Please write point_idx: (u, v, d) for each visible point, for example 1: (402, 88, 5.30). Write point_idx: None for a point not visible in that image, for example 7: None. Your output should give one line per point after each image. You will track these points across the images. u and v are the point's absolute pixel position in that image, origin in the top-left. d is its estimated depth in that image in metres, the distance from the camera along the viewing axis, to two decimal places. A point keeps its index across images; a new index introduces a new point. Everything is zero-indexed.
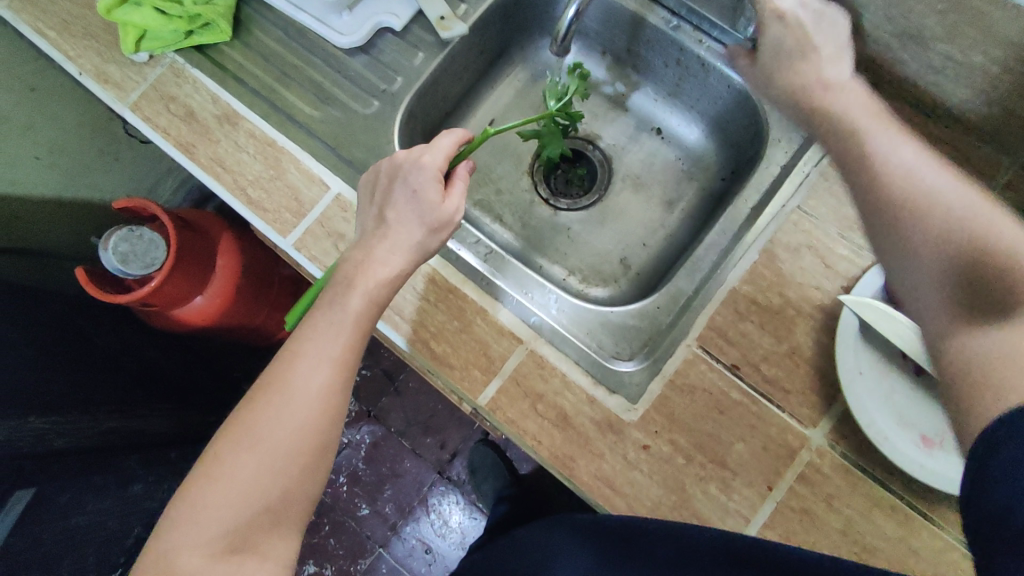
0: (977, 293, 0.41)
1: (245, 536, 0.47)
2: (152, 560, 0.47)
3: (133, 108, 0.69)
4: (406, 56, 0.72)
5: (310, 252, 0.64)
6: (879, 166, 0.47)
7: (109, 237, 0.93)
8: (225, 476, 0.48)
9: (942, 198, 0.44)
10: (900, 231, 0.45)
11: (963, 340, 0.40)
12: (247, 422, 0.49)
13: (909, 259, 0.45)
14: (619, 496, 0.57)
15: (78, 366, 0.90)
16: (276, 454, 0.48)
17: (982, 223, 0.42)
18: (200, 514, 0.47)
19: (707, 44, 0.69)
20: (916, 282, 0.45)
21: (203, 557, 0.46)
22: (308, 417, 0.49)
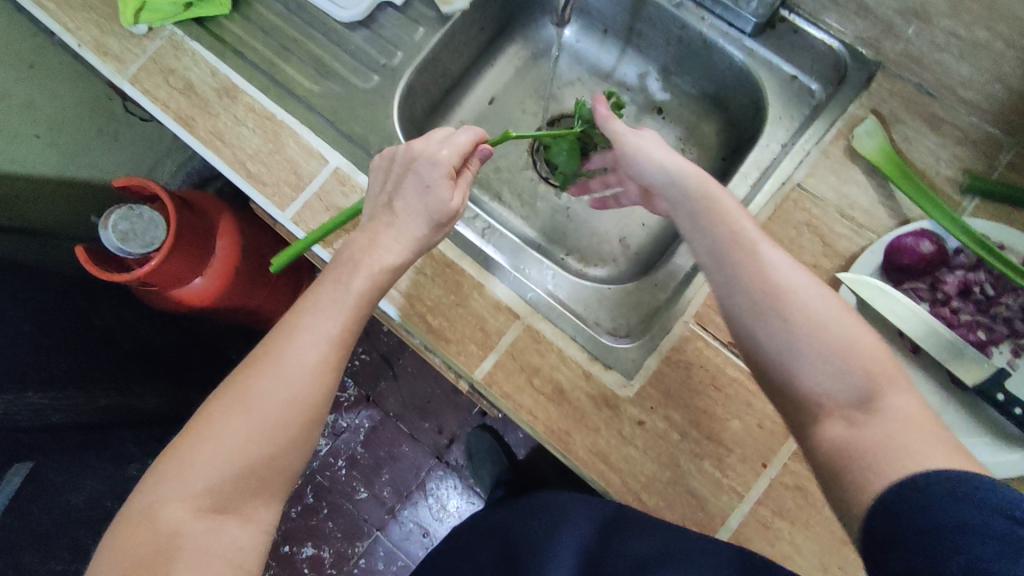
0: (842, 388, 0.44)
1: (229, 498, 0.47)
2: (133, 512, 0.46)
3: (132, 80, 0.69)
4: (406, 31, 0.72)
5: (308, 226, 0.64)
6: (741, 257, 0.48)
7: (109, 216, 0.92)
8: (213, 437, 0.48)
9: (791, 290, 0.46)
10: (761, 328, 0.46)
11: (837, 433, 0.43)
12: (241, 386, 0.49)
13: (773, 355, 0.46)
14: (613, 471, 0.57)
15: (76, 344, 0.90)
16: (267, 420, 0.48)
17: (831, 323, 0.45)
18: (186, 471, 0.47)
19: (710, 22, 0.68)
20: (781, 381, 0.46)
21: (186, 513, 0.46)
22: (301, 389, 0.50)
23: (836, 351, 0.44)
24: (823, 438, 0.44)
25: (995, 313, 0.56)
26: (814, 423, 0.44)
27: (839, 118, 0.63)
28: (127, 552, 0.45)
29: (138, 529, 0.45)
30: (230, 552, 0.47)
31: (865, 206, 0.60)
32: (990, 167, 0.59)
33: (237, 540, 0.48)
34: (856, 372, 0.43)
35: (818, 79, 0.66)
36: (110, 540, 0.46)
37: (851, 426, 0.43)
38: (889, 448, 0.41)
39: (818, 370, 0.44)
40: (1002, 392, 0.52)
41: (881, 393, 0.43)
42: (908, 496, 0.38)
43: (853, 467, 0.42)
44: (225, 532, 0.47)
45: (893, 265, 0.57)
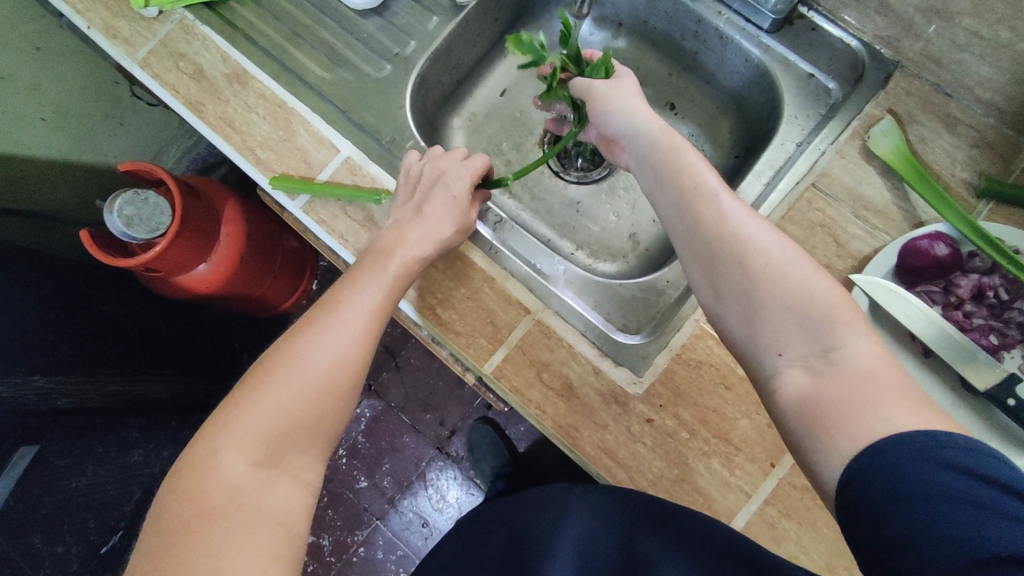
0: (799, 335, 0.43)
1: (280, 452, 0.46)
2: (183, 470, 0.44)
3: (142, 64, 0.68)
4: (420, 19, 0.71)
5: (317, 215, 0.63)
6: (701, 205, 0.49)
7: (114, 200, 0.91)
8: (267, 391, 0.47)
9: (748, 237, 0.46)
10: (721, 280, 0.47)
11: (799, 384, 0.42)
12: (292, 344, 0.50)
13: (735, 310, 0.47)
14: (620, 468, 0.57)
15: (79, 330, 0.90)
16: (318, 376, 0.49)
17: (789, 270, 0.45)
18: (240, 424, 0.46)
19: (727, 17, 0.68)
20: (746, 336, 0.46)
21: (241, 466, 0.45)
22: (350, 347, 0.51)
23: (793, 298, 0.44)
24: (784, 390, 0.43)
25: (1007, 318, 0.55)
26: (775, 374, 0.44)
27: (856, 117, 0.63)
28: (178, 508, 0.42)
29: (190, 485, 0.43)
30: (281, 512, 0.45)
31: (881, 207, 0.60)
32: (1008, 170, 0.58)
33: (288, 501, 0.46)
34: (813, 314, 0.43)
35: (835, 78, 0.65)
36: (157, 500, 0.44)
37: (812, 375, 0.42)
38: (849, 395, 0.39)
39: (775, 317, 0.44)
40: (1013, 398, 0.52)
41: (839, 339, 0.42)
42: (898, 458, 0.36)
43: (814, 420, 0.40)
44: (277, 489, 0.45)
45: (905, 267, 0.57)
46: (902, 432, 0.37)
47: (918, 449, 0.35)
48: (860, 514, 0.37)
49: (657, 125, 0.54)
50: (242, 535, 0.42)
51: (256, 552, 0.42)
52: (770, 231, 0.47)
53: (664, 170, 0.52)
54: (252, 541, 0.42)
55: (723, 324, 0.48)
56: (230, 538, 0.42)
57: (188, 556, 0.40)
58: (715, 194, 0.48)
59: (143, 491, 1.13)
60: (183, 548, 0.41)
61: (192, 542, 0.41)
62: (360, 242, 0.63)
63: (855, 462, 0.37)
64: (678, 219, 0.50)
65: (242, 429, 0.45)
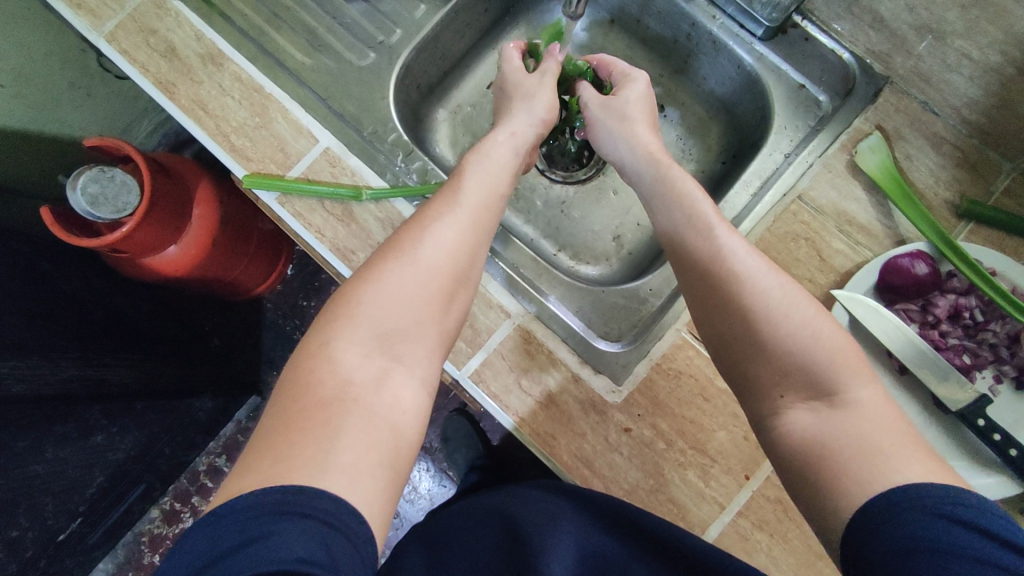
0: (794, 375, 0.45)
1: (394, 346, 0.48)
2: (302, 358, 0.46)
3: (108, 38, 0.64)
4: (407, 6, 0.68)
5: (294, 208, 0.61)
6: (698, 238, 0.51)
7: (78, 177, 0.88)
8: (380, 281, 0.49)
9: (750, 275, 0.48)
10: (719, 321, 0.49)
11: (804, 421, 0.45)
12: (404, 240, 0.52)
13: (730, 347, 0.48)
14: (596, 477, 0.57)
15: (37, 312, 0.86)
16: (427, 273, 0.50)
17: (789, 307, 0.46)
18: (356, 315, 0.48)
19: (721, 21, 0.66)
20: (748, 376, 0.48)
21: (357, 357, 0.46)
22: (458, 247, 0.52)
23: (797, 342, 0.45)
24: (788, 427, 0.45)
25: (981, 339, 0.56)
26: (777, 413, 0.46)
27: (844, 131, 0.62)
28: (298, 392, 0.44)
29: (309, 371, 0.45)
30: (393, 410, 0.45)
31: (865, 223, 0.60)
32: (990, 192, 0.59)
33: (402, 401, 0.46)
34: (812, 367, 0.45)
35: (826, 90, 0.65)
36: (277, 388, 0.46)
37: (817, 415, 0.44)
38: (850, 436, 0.42)
39: (779, 364, 0.46)
40: (983, 418, 0.53)
41: (845, 388, 0.44)
42: (904, 511, 0.38)
43: (820, 460, 0.43)
44: (390, 386, 0.46)
45: (887, 285, 0.57)
46: (904, 485, 0.39)
47: (920, 504, 0.38)
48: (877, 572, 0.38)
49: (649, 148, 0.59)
50: (356, 421, 0.43)
51: (371, 442, 0.43)
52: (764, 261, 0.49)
53: (664, 195, 0.55)
54: (364, 431, 0.43)
55: (721, 356, 0.50)
56: (344, 426, 0.42)
57: (306, 438, 0.41)
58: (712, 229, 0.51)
59: (105, 475, 1.10)
60: (300, 428, 0.42)
61: (307, 426, 0.42)
62: (338, 238, 0.61)
63: (864, 518, 0.39)
64: (682, 260, 0.52)
65: (359, 319, 0.47)
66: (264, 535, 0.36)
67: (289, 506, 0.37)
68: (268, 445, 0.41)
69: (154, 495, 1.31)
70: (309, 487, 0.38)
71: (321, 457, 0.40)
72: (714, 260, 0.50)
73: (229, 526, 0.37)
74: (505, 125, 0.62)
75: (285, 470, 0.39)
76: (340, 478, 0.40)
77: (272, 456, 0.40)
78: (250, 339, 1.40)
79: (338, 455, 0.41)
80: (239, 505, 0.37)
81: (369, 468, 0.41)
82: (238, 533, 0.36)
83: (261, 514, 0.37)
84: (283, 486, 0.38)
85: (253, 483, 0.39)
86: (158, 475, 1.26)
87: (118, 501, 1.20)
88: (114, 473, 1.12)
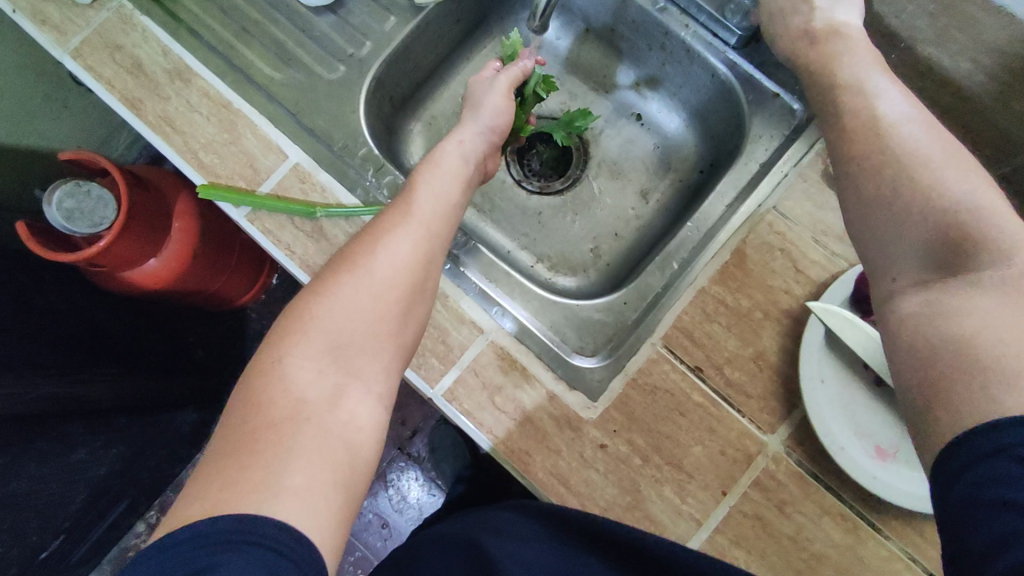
0: (915, 251, 0.43)
1: (350, 360, 0.48)
2: (254, 376, 0.46)
3: (73, 54, 0.63)
4: (376, 19, 0.67)
5: (263, 225, 0.60)
6: (847, 121, 0.50)
7: (53, 191, 0.86)
8: (334, 297, 0.49)
9: (901, 144, 0.46)
10: (855, 179, 0.47)
11: (913, 299, 0.42)
12: (357, 253, 0.51)
13: (866, 217, 0.46)
14: (572, 494, 0.56)
15: (14, 328, 0.85)
16: (381, 286, 0.50)
17: (946, 175, 0.43)
18: (310, 330, 0.47)
19: (693, 30, 0.66)
20: (879, 248, 0.45)
21: (310, 374, 0.46)
22: (414, 259, 0.52)
23: (941, 211, 0.42)
24: (898, 304, 0.42)
25: None
26: (891, 298, 0.44)
27: (820, 140, 0.62)
28: (248, 412, 0.43)
29: (261, 390, 0.44)
30: (348, 427, 0.45)
31: (840, 233, 0.59)
32: None
33: (357, 418, 0.46)
34: (943, 239, 0.41)
35: (799, 99, 0.64)
36: (229, 407, 0.45)
37: (929, 291, 0.41)
38: (950, 312, 0.39)
39: (913, 229, 0.43)
40: None
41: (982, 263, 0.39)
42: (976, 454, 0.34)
43: (913, 339, 0.40)
44: (346, 403, 0.46)
45: (861, 296, 0.55)
46: (958, 433, 0.35)
47: (968, 456, 0.34)
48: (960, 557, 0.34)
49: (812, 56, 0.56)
50: (308, 440, 0.42)
51: (323, 463, 0.42)
52: (934, 134, 0.46)
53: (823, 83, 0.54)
54: (316, 450, 0.42)
55: (857, 239, 0.48)
56: (296, 447, 0.42)
57: (254, 460, 0.40)
58: (870, 108, 0.49)
59: (88, 491, 1.09)
60: (249, 450, 0.41)
61: (258, 447, 0.41)
62: (308, 255, 0.60)
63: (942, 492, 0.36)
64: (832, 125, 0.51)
65: (308, 337, 0.47)
66: (206, 567, 0.34)
67: (233, 536, 0.36)
68: (216, 468, 0.40)
69: (139, 509, 1.29)
70: (259, 514, 0.38)
71: (271, 480, 0.39)
72: (867, 127, 0.48)
73: (168, 560, 0.35)
74: (454, 134, 0.62)
75: (232, 496, 0.38)
76: (289, 503, 0.39)
77: (219, 481, 0.39)
78: (235, 349, 1.39)
79: (289, 478, 0.40)
80: (180, 537, 0.36)
81: (321, 489, 0.41)
82: (180, 566, 0.35)
83: (203, 545, 0.35)
84: (228, 516, 0.37)
85: (198, 510, 0.38)
86: (143, 489, 1.25)
87: (102, 517, 1.18)
88: (97, 489, 1.11)
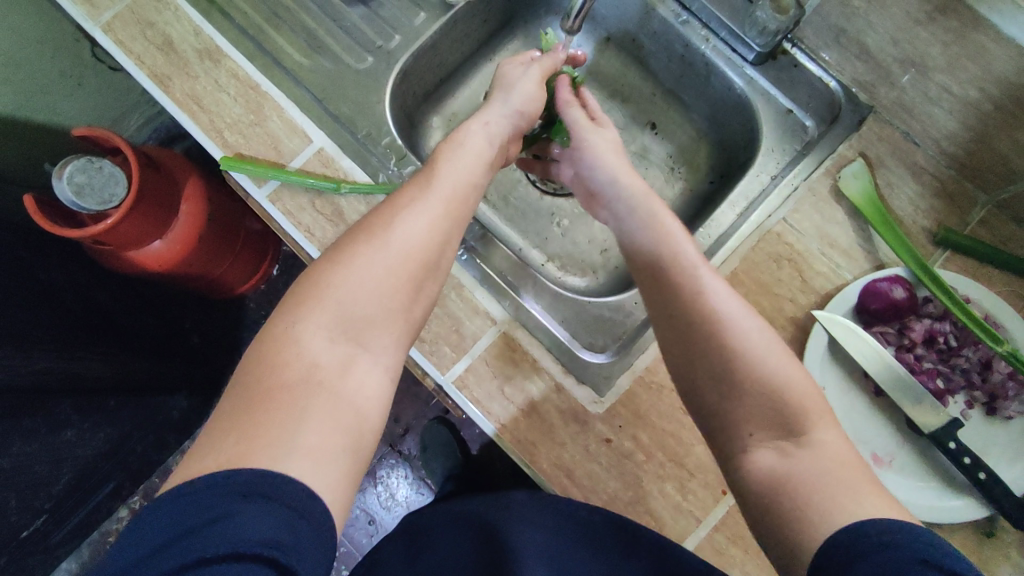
0: (767, 421, 0.46)
1: (361, 332, 0.48)
2: (265, 339, 0.46)
3: (104, 29, 0.64)
4: (407, 14, 0.69)
5: (285, 207, 0.61)
6: (680, 282, 0.51)
7: (64, 165, 0.86)
8: (351, 266, 0.49)
9: (733, 325, 0.48)
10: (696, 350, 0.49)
11: (768, 463, 0.45)
12: (376, 225, 0.52)
13: (706, 387, 0.49)
14: (575, 486, 0.57)
15: (15, 300, 0.85)
16: (399, 260, 0.50)
17: (766, 350, 0.47)
18: (325, 298, 0.48)
19: (713, 44, 0.68)
20: (719, 418, 0.48)
21: (323, 341, 0.46)
22: (430, 236, 0.52)
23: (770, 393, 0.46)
24: (754, 464, 0.46)
25: (954, 363, 0.58)
26: (744, 453, 0.46)
27: (828, 157, 0.63)
28: (261, 373, 0.44)
29: (274, 353, 0.45)
30: (357, 396, 0.46)
31: (845, 247, 0.61)
32: (964, 222, 0.60)
33: (365, 389, 0.47)
34: (783, 407, 0.46)
35: (812, 116, 0.66)
36: (239, 368, 0.46)
37: (782, 457, 0.45)
38: (813, 476, 0.43)
39: (755, 403, 0.47)
40: (953, 441, 0.54)
41: (809, 427, 0.46)
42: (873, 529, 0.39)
43: (788, 491, 0.43)
44: (355, 373, 0.46)
45: (864, 308, 0.58)
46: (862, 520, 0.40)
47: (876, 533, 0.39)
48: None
49: (640, 188, 0.58)
50: (319, 407, 0.43)
51: (330, 432, 0.43)
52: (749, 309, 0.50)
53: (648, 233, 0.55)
54: (328, 417, 0.43)
55: (694, 394, 0.50)
56: (309, 409, 0.43)
57: (267, 420, 0.42)
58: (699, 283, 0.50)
59: (73, 472, 1.07)
60: (262, 411, 0.42)
61: (272, 406, 0.42)
62: (326, 238, 0.61)
63: (829, 531, 0.40)
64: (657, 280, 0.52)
65: (323, 305, 0.47)
66: (224, 515, 0.37)
67: (254, 488, 0.38)
68: (230, 423, 0.42)
69: (123, 494, 1.28)
70: (275, 470, 0.39)
71: (285, 440, 0.41)
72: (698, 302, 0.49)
73: (189, 508, 0.37)
74: (480, 118, 0.62)
75: (249, 450, 0.40)
76: (304, 461, 0.41)
77: (234, 437, 0.41)
78: (231, 337, 1.39)
79: (302, 438, 0.41)
80: (204, 484, 0.38)
81: (333, 449, 0.43)
82: (202, 512, 0.37)
83: (225, 496, 0.37)
84: (244, 471, 0.39)
85: (211, 464, 0.40)
86: (129, 473, 1.24)
87: (85, 499, 1.17)
88: (83, 470, 1.10)
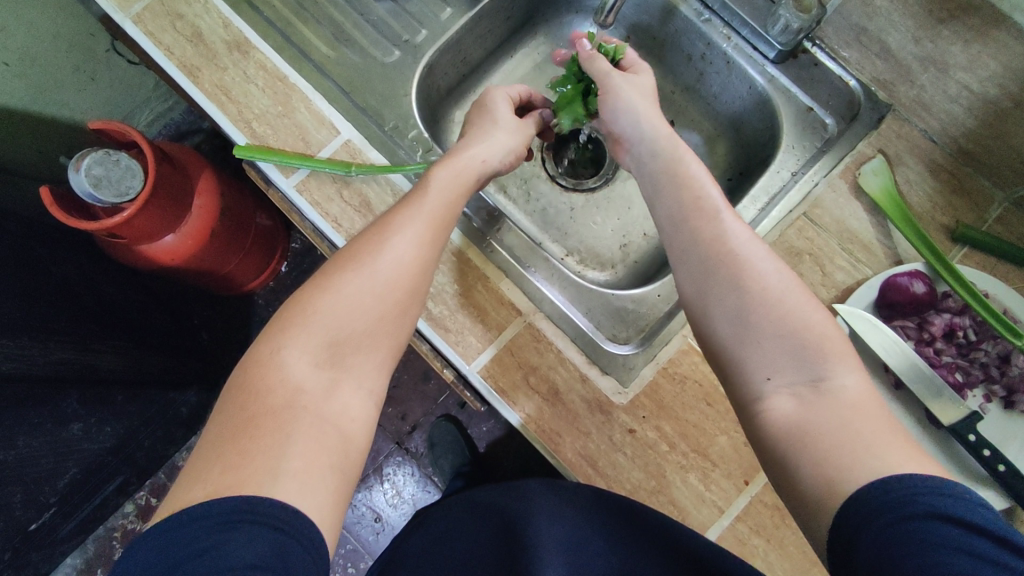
0: (791, 368, 0.47)
1: (345, 357, 0.49)
2: (250, 364, 0.47)
3: (134, 20, 0.64)
4: (433, 9, 0.70)
5: (313, 197, 0.61)
6: (702, 220, 0.53)
7: (82, 158, 0.85)
8: (337, 291, 0.50)
9: (757, 275, 0.50)
10: (712, 301, 0.51)
11: (787, 410, 0.46)
12: (362, 249, 0.52)
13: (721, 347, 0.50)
14: (599, 476, 0.58)
15: (33, 294, 0.85)
16: (384, 287, 0.51)
17: (788, 296, 0.50)
18: (310, 322, 0.48)
19: (734, 42, 0.70)
20: (736, 386, 0.50)
21: (308, 365, 0.47)
22: (414, 261, 0.52)
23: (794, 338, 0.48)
24: (771, 413, 0.47)
25: (974, 358, 0.58)
26: (761, 398, 0.47)
27: (848, 154, 0.64)
28: (246, 399, 0.45)
29: (258, 378, 0.46)
30: (342, 418, 0.47)
31: (866, 243, 0.62)
32: (983, 219, 0.61)
33: (350, 411, 0.48)
34: (806, 350, 0.47)
35: (832, 114, 0.67)
36: (223, 394, 0.46)
37: (800, 403, 0.46)
38: (837, 423, 0.44)
39: (773, 357, 0.48)
40: (974, 434, 0.55)
41: (833, 371, 0.47)
42: (900, 488, 0.39)
43: (801, 453, 0.44)
44: (341, 394, 0.48)
45: (885, 302, 0.59)
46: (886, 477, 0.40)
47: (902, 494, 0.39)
48: (844, 565, 0.40)
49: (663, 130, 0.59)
50: (304, 428, 0.44)
51: (315, 454, 0.44)
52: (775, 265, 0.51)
53: (667, 178, 0.57)
54: (315, 438, 0.44)
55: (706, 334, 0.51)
56: (295, 432, 0.44)
57: (252, 446, 0.42)
58: (722, 239, 0.52)
59: (79, 466, 1.07)
60: (247, 436, 0.43)
61: (258, 432, 0.43)
62: (354, 228, 0.61)
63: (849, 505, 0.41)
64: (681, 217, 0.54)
65: (308, 331, 0.48)
66: (213, 545, 0.37)
67: (238, 517, 0.39)
68: (216, 448, 0.42)
69: (129, 489, 1.27)
70: (261, 497, 0.40)
71: (273, 464, 0.42)
72: (718, 243, 0.52)
73: (181, 537, 0.38)
74: (478, 150, 0.61)
75: (237, 481, 0.40)
76: (291, 485, 0.41)
77: (221, 465, 0.41)
78: (240, 335, 1.39)
79: (289, 461, 0.42)
80: (189, 515, 0.38)
81: (319, 468, 0.43)
82: (191, 541, 0.37)
83: (213, 525, 0.38)
84: (232, 499, 0.39)
85: (200, 493, 0.40)
86: (136, 469, 1.23)
87: (91, 495, 1.17)
88: (89, 465, 1.09)
